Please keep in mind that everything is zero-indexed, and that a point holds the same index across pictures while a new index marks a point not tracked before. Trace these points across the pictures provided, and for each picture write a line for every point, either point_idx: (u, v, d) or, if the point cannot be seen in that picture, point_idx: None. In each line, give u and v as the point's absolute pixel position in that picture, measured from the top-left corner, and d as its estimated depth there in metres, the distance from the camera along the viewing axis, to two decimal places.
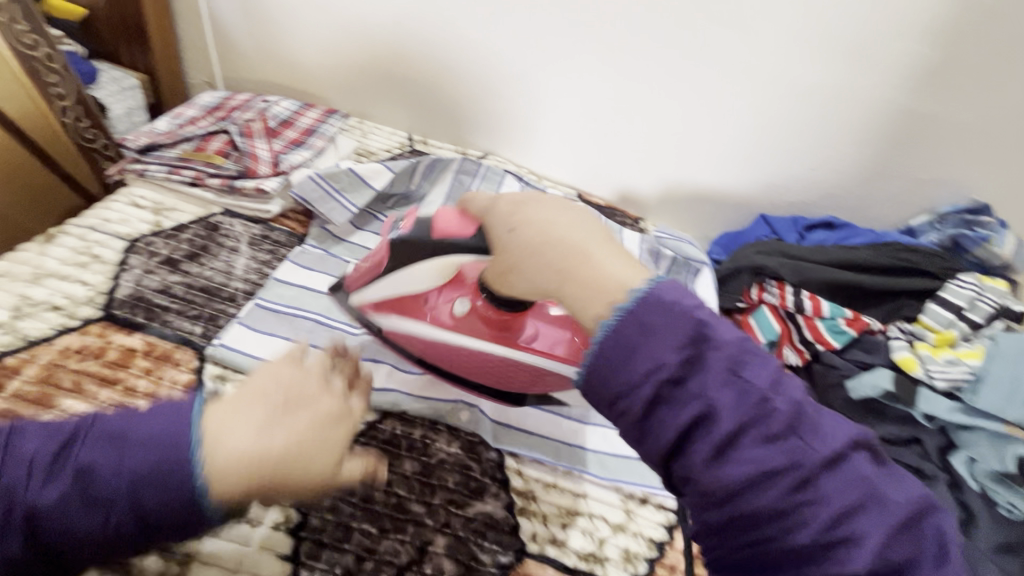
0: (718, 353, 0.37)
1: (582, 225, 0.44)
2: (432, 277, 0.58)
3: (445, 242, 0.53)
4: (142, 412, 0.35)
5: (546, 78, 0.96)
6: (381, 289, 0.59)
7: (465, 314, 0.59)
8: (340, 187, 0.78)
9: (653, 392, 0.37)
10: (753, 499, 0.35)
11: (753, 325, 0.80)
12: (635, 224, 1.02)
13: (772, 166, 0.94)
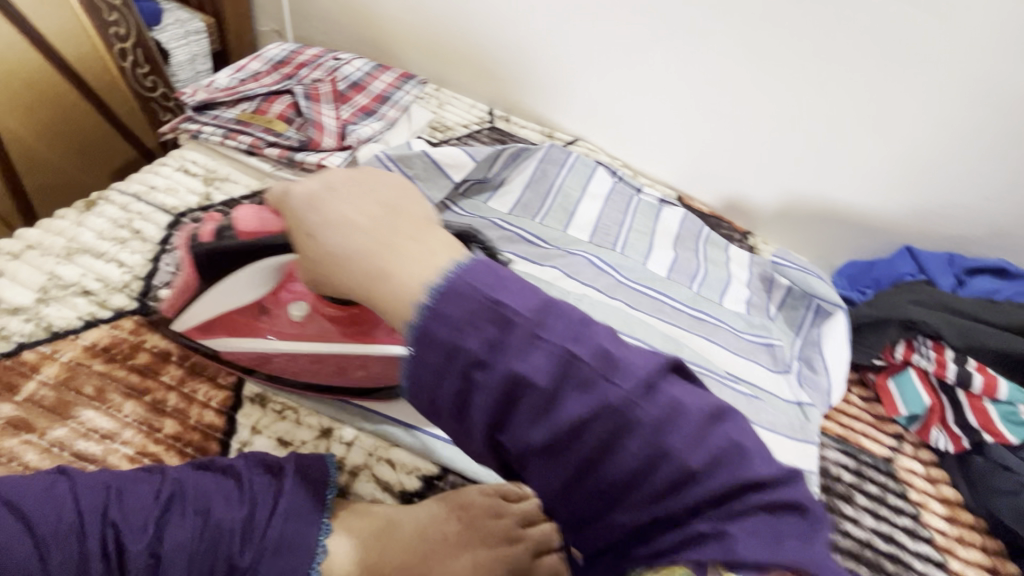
0: (526, 320, 0.33)
1: (357, 215, 0.39)
2: (255, 281, 0.48)
3: (257, 244, 0.44)
4: (216, 513, 0.38)
5: (664, 56, 0.81)
6: (196, 313, 0.48)
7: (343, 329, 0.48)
8: (413, 173, 0.66)
9: (550, 364, 0.32)
10: (609, 454, 0.32)
11: (891, 391, 0.66)
12: (742, 239, 0.87)
13: (935, 189, 0.76)
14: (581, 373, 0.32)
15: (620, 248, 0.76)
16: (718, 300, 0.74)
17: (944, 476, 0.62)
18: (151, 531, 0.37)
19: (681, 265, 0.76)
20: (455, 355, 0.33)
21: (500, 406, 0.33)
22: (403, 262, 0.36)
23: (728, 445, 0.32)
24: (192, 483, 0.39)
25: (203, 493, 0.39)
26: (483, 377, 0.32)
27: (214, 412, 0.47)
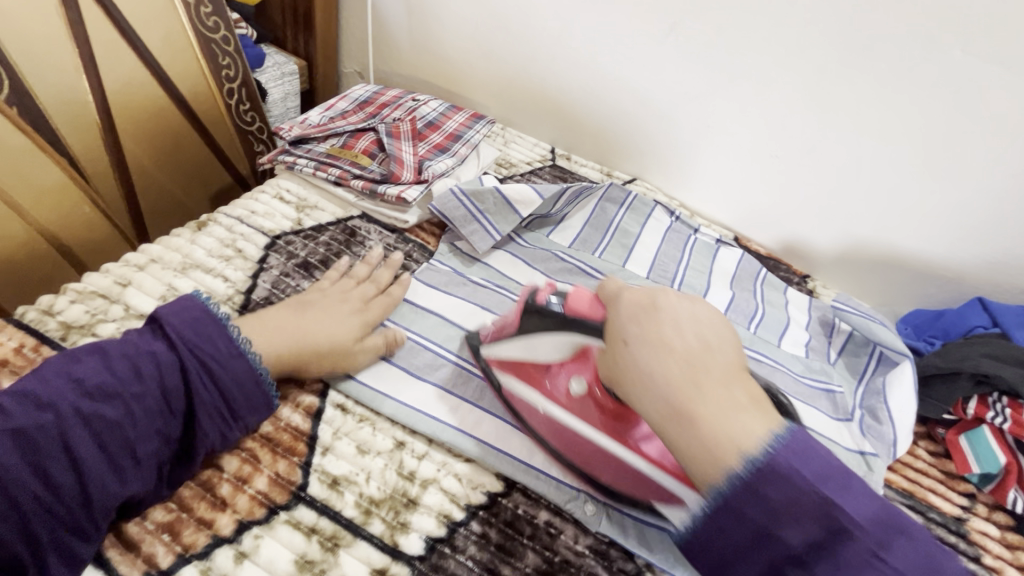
0: (809, 484, 0.37)
1: (657, 353, 0.41)
2: (559, 348, 0.51)
3: (577, 324, 0.48)
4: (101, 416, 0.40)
5: (726, 103, 0.84)
6: (508, 346, 0.54)
7: (579, 403, 0.50)
8: (484, 208, 0.70)
9: (807, 531, 0.36)
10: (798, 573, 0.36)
11: (963, 448, 0.63)
12: (801, 282, 0.86)
13: (1010, 240, 0.74)
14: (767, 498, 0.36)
15: (676, 285, 0.77)
16: (774, 342, 0.74)
17: (1022, 541, 0.59)
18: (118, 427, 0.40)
19: (739, 305, 0.77)
20: (661, 469, 0.38)
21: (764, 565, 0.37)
22: (712, 410, 0.39)
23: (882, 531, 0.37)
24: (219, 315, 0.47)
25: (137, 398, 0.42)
26: (757, 519, 0.36)
27: (303, 412, 0.51)
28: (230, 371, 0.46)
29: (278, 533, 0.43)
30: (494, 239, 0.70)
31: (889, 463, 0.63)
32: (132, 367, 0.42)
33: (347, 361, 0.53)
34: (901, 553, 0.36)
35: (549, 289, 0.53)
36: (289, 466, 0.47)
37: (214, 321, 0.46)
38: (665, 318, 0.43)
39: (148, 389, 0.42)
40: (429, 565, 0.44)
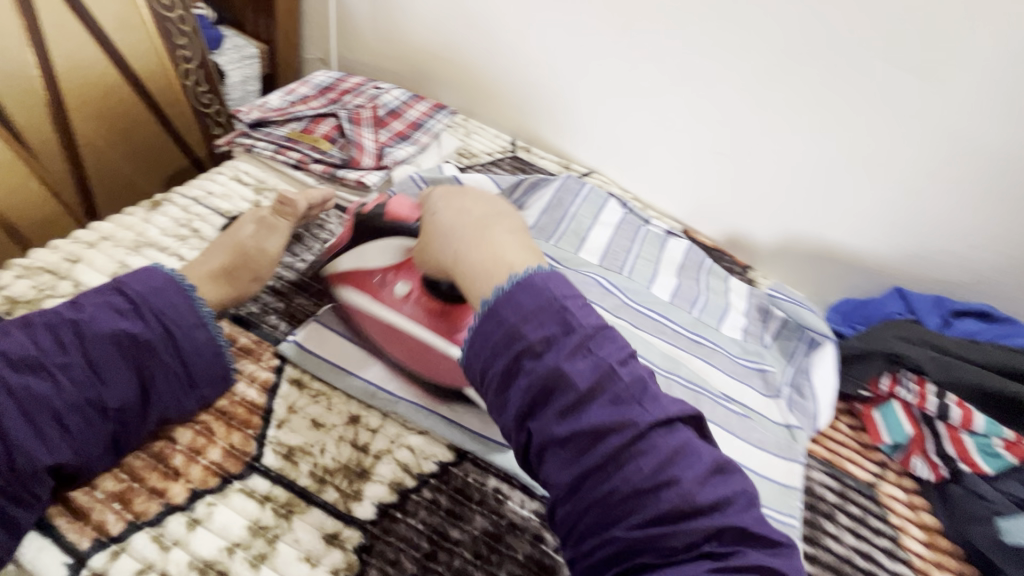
0: (584, 332, 0.41)
1: (468, 240, 0.47)
2: (388, 254, 0.56)
3: (395, 224, 0.55)
4: (19, 381, 0.39)
5: (677, 100, 0.89)
6: (354, 264, 0.57)
7: (407, 305, 0.55)
8: None
9: (594, 371, 0.39)
10: (591, 447, 0.38)
11: (877, 421, 0.70)
12: (743, 272, 0.92)
13: (924, 235, 0.82)
14: (618, 390, 0.39)
15: (626, 272, 0.82)
16: (715, 326, 0.79)
17: (924, 503, 0.65)
18: (37, 391, 0.40)
19: (684, 292, 0.82)
20: (518, 340, 0.40)
21: (534, 401, 0.39)
22: (499, 245, 0.46)
23: (686, 447, 0.39)
24: (182, 283, 0.48)
25: (59, 364, 0.41)
26: (533, 374, 0.39)
27: (259, 387, 0.52)
28: (180, 335, 0.46)
29: (232, 501, 0.44)
30: None
31: (812, 435, 0.69)
32: (56, 336, 0.42)
33: (262, 265, 0.57)
34: (707, 447, 0.39)
35: (374, 202, 0.59)
36: (244, 439, 0.48)
37: (173, 288, 0.47)
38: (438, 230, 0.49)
39: (74, 357, 0.42)
40: (382, 529, 0.46)
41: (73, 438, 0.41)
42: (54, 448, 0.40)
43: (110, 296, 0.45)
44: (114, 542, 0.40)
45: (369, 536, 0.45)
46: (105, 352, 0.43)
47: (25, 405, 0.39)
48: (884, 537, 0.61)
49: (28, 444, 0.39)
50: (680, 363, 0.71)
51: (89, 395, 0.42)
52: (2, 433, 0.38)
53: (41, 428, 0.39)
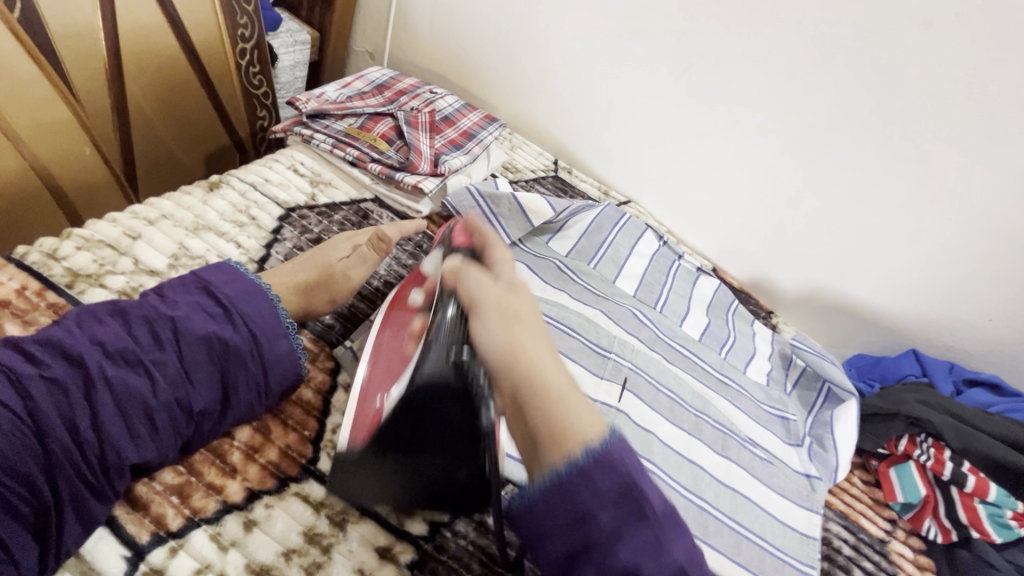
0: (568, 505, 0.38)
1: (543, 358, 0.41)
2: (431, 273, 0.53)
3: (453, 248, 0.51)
4: (117, 373, 0.40)
5: (725, 143, 0.91)
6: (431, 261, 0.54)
7: (398, 325, 0.51)
8: (499, 212, 0.74)
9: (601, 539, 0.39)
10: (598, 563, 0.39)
11: (892, 479, 0.72)
12: (767, 317, 0.94)
13: (948, 304, 0.85)
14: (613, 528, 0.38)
15: (660, 307, 0.83)
16: (742, 368, 0.81)
17: (932, 564, 0.67)
18: (131, 386, 0.41)
19: (713, 331, 0.84)
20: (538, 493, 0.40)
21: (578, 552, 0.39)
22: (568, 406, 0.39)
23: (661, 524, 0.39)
24: (267, 292, 0.50)
25: (153, 360, 0.42)
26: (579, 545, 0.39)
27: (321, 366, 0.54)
28: (267, 343, 0.47)
29: (289, 505, 0.44)
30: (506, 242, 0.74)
31: (831, 487, 0.71)
32: (152, 332, 0.43)
33: (343, 290, 0.56)
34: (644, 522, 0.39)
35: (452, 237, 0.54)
36: (300, 440, 0.48)
37: (260, 295, 0.49)
38: (485, 296, 0.43)
39: (169, 355, 0.43)
40: (434, 546, 0.46)
41: (155, 435, 0.41)
42: (138, 443, 0.40)
43: (200, 298, 0.47)
44: (172, 538, 0.40)
45: (422, 553, 0.45)
46: (199, 352, 0.44)
47: (119, 399, 0.40)
48: None
49: (118, 437, 0.39)
50: (709, 404, 0.72)
51: (176, 394, 0.42)
52: (97, 421, 0.39)
53: (129, 423, 0.40)
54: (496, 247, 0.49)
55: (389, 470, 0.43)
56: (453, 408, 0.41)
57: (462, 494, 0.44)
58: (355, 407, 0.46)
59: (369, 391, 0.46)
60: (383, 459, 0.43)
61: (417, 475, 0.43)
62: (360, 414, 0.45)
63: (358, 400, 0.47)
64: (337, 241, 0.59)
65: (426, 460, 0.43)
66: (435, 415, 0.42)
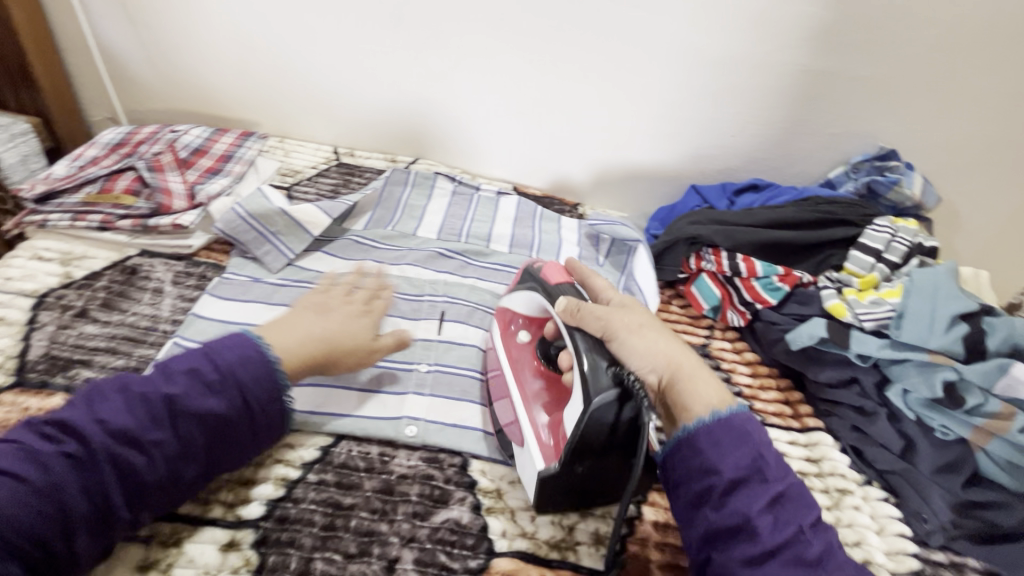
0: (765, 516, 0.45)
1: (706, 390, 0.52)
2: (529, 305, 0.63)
3: (536, 281, 0.61)
4: (69, 468, 0.42)
5: (468, 74, 0.96)
6: (514, 298, 0.64)
7: (522, 349, 0.62)
8: (275, 229, 0.75)
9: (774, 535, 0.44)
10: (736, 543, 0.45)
11: (695, 293, 0.83)
12: (573, 210, 1.03)
13: (697, 137, 0.98)
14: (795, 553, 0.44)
15: (464, 237, 0.88)
16: (554, 259, 0.89)
17: (744, 344, 0.80)
18: (83, 482, 0.42)
19: (520, 239, 0.91)
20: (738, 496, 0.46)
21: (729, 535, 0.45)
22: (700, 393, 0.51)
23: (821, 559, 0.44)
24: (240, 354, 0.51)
25: (108, 454, 0.44)
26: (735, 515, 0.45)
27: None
28: (243, 370, 0.50)
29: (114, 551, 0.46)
30: (288, 257, 0.75)
31: None
32: (99, 427, 0.44)
33: (369, 355, 0.59)
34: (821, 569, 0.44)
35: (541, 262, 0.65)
36: None
37: (232, 360, 0.50)
38: (613, 320, 0.53)
39: (119, 452, 0.44)
40: (280, 519, 0.50)
41: (103, 517, 0.43)
42: (94, 523, 0.43)
43: (150, 383, 0.48)
44: None
45: (263, 531, 0.49)
46: (159, 399, 0.46)
47: (71, 493, 0.42)
48: None
49: (72, 520, 0.42)
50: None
51: (156, 431, 0.45)
52: (56, 509, 0.41)
53: (79, 512, 0.42)
54: (598, 279, 0.63)
55: (582, 468, 0.51)
56: (617, 412, 0.49)
57: (606, 488, 0.54)
58: (528, 428, 0.55)
59: (542, 403, 0.57)
60: (577, 459, 0.50)
61: (599, 469, 0.51)
62: (541, 438, 0.54)
63: (524, 392, 0.58)
64: (329, 305, 0.60)
65: (599, 462, 0.51)
66: (607, 423, 0.49)
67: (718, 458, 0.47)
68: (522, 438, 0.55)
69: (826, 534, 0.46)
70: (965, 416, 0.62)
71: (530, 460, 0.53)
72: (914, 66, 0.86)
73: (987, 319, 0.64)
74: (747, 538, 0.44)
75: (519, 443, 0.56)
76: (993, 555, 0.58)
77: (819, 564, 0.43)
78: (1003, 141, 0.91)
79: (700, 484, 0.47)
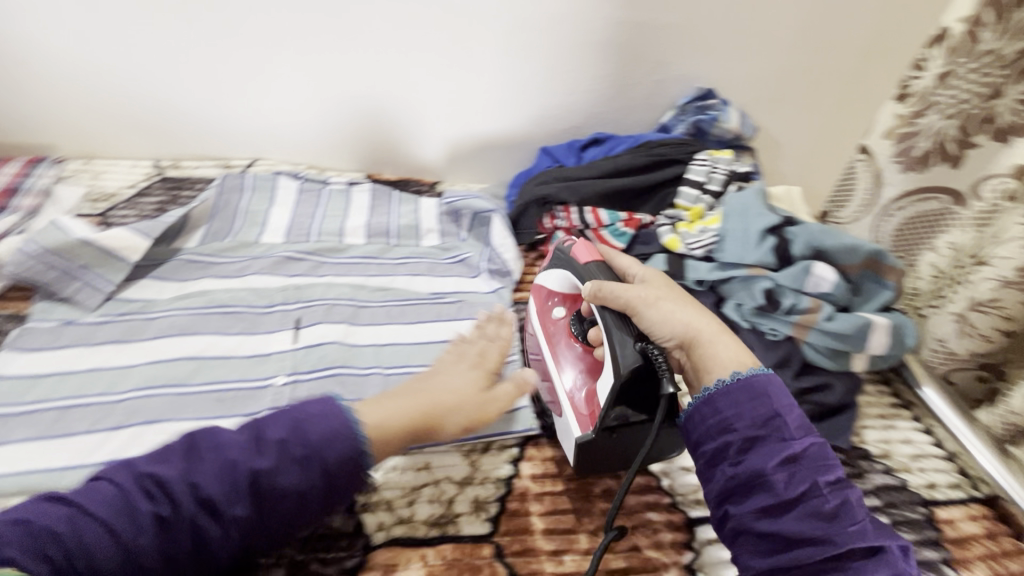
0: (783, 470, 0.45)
1: (729, 348, 0.53)
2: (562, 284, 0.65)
3: (569, 264, 0.63)
4: (84, 515, 0.41)
5: (288, 62, 0.89)
6: (551, 278, 0.66)
7: (558, 326, 0.65)
8: (83, 262, 0.67)
9: (796, 482, 0.44)
10: (755, 491, 0.45)
11: (555, 251, 0.85)
12: (431, 188, 1.02)
13: (537, 99, 0.99)
14: (818, 505, 0.43)
15: (315, 236, 0.84)
16: (414, 242, 0.87)
17: None
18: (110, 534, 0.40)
19: (376, 226, 0.87)
20: (757, 449, 0.46)
21: (742, 487, 0.46)
22: (723, 354, 0.52)
23: (846, 513, 0.44)
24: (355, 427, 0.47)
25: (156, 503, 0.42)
26: (753, 466, 0.46)
27: None
28: (330, 450, 0.45)
29: None
30: (106, 292, 0.67)
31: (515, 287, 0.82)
32: (143, 488, 0.42)
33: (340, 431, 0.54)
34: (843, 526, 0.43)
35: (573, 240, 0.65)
36: None
37: (338, 424, 0.46)
38: (633, 296, 0.55)
39: (163, 504, 0.42)
40: None
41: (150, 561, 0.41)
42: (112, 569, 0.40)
43: (266, 438, 0.45)
44: None
45: None
46: (217, 484, 0.43)
47: (100, 537, 0.40)
48: None
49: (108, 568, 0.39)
50: (388, 289, 0.77)
51: (187, 520, 0.41)
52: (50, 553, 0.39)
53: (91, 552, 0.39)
54: (621, 258, 0.63)
55: (614, 436, 0.54)
56: (646, 384, 0.52)
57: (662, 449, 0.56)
58: (566, 402, 0.59)
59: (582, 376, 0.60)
60: (617, 427, 0.53)
61: (635, 432, 0.54)
62: (578, 412, 0.57)
63: (563, 368, 0.61)
64: None
65: (635, 429, 0.54)
66: (642, 392, 0.53)
67: (729, 417, 0.48)
68: (561, 409, 0.59)
69: (846, 491, 0.45)
70: (785, 316, 0.70)
71: (570, 430, 0.57)
72: (714, 7, 0.93)
73: (790, 229, 0.73)
74: (765, 490, 0.45)
75: (559, 413, 0.60)
76: (823, 431, 0.68)
77: (838, 517, 0.43)
78: (799, 68, 1.02)
79: (717, 441, 0.48)
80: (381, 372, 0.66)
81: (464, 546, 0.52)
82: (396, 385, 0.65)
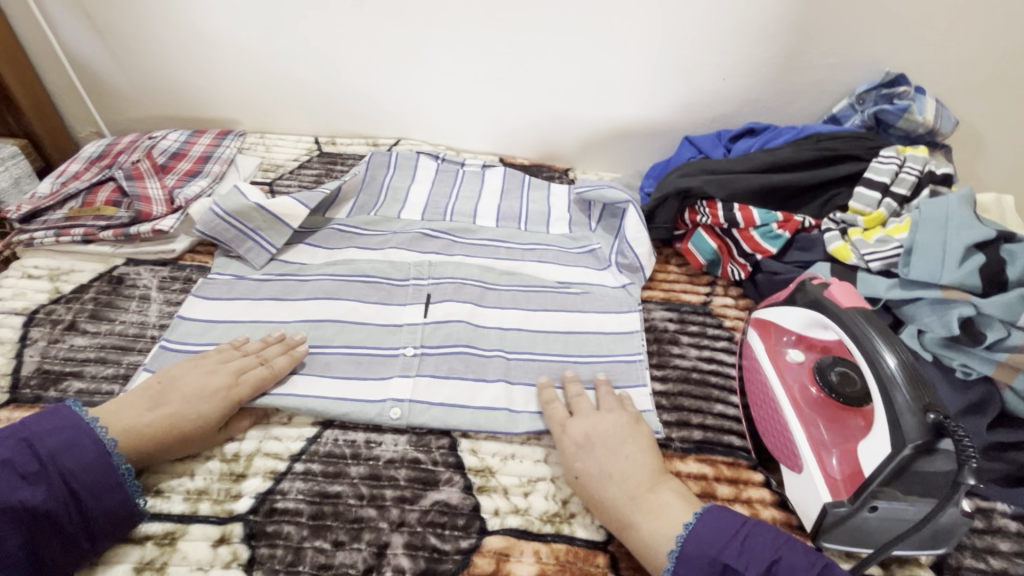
0: None
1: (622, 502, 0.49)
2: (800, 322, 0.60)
3: (816, 301, 0.58)
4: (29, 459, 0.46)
5: (439, 45, 0.91)
6: (781, 314, 0.62)
7: (793, 370, 0.60)
8: (254, 225, 0.73)
9: None
10: None
11: (692, 250, 0.78)
12: (563, 175, 1.00)
13: (687, 84, 0.92)
14: None
15: (449, 216, 0.86)
16: (544, 229, 0.85)
17: (746, 299, 0.76)
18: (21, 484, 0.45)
19: (507, 212, 0.87)
20: None
21: None
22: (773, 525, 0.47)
23: None
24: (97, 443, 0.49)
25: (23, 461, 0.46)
26: None
27: None
28: (69, 459, 0.47)
29: (112, 554, 0.48)
30: (270, 252, 0.74)
31: (645, 286, 0.78)
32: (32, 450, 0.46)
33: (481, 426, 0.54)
34: None
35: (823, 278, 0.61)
36: None
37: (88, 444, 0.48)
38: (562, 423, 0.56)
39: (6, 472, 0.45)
40: (271, 509, 0.51)
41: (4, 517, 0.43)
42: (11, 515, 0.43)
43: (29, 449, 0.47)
44: None
45: (252, 523, 0.50)
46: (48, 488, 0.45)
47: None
48: (721, 340, 0.71)
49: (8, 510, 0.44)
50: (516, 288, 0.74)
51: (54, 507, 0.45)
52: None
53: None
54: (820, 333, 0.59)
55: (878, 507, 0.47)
56: (931, 460, 0.45)
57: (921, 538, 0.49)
58: (808, 454, 0.53)
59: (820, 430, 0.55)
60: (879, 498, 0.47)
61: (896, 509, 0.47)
62: (824, 469, 0.52)
63: (800, 412, 0.56)
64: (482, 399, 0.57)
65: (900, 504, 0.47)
66: (919, 470, 0.45)
67: None
68: (799, 461, 0.53)
69: None
70: (987, 353, 0.57)
71: (815, 490, 0.51)
72: None
73: (1006, 247, 0.60)
74: None
75: (796, 468, 0.54)
76: None
77: None
78: None
79: None
80: (505, 356, 0.64)
81: (572, 547, 0.50)
82: (519, 370, 0.63)
